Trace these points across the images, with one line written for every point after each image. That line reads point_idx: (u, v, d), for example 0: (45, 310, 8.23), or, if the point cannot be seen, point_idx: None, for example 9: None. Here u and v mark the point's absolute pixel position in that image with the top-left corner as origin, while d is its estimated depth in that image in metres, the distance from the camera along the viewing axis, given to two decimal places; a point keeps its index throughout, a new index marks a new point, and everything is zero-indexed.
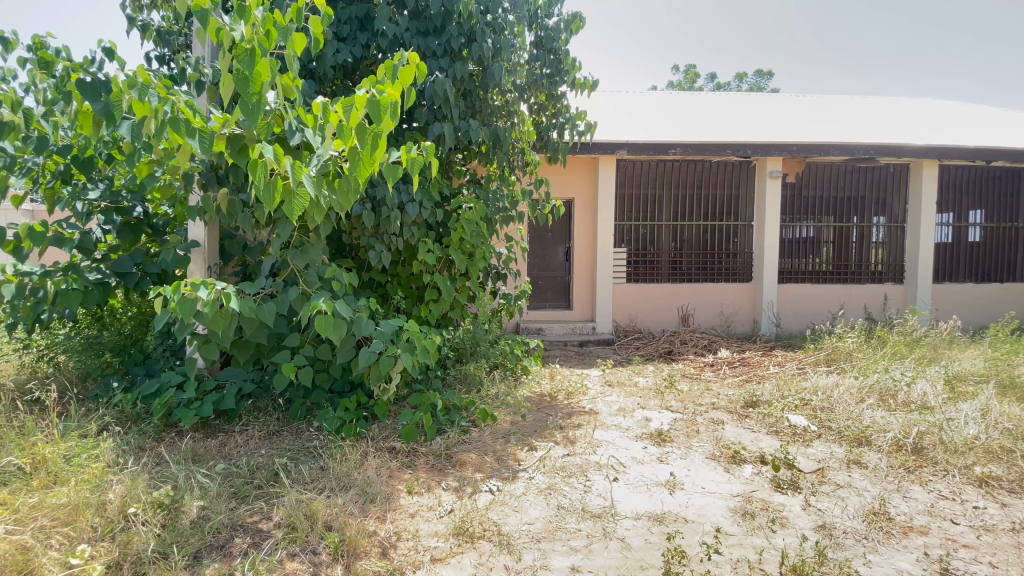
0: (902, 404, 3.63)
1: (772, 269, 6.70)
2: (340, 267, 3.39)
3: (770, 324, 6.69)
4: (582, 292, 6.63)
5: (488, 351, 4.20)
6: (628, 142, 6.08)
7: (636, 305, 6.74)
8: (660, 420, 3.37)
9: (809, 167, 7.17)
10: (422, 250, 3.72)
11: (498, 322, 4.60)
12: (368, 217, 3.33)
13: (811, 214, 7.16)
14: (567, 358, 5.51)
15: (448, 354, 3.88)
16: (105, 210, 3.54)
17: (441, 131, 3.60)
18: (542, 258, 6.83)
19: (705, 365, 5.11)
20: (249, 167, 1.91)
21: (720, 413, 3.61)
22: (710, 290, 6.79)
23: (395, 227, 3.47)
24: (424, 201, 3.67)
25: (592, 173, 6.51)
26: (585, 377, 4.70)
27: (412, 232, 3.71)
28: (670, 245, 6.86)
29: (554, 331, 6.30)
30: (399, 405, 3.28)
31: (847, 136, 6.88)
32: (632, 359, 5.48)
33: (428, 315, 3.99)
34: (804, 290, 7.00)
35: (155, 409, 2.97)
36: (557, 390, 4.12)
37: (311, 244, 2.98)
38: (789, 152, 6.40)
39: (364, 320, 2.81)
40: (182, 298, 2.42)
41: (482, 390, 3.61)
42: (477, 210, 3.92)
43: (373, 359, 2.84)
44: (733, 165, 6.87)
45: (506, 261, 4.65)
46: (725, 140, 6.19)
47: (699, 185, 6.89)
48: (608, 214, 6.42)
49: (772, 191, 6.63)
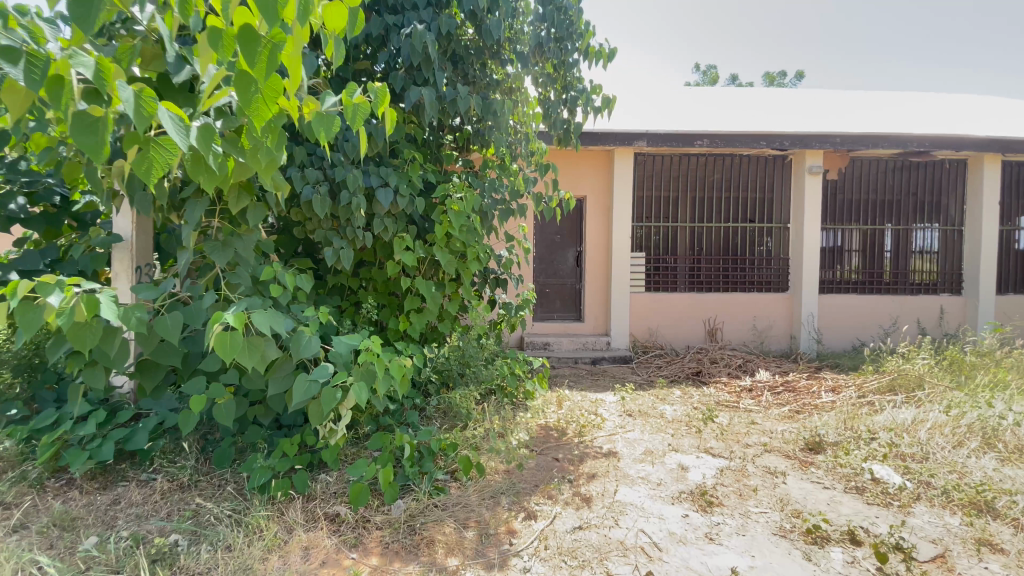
0: (1014, 451, 2.81)
1: (813, 277, 5.85)
2: (289, 268, 2.65)
3: (811, 341, 5.82)
4: (595, 303, 5.83)
5: (480, 372, 3.35)
6: (649, 132, 5.32)
7: (656, 318, 5.93)
8: (700, 470, 2.58)
9: (853, 163, 6.34)
10: (397, 249, 2.97)
11: (497, 336, 3.92)
12: (321, 202, 2.56)
13: (855, 216, 6.33)
14: (577, 380, 4.72)
15: (431, 377, 3.10)
16: (8, 193, 2.85)
17: (419, 98, 2.78)
18: (550, 262, 5.97)
19: (744, 392, 4.28)
20: (55, 92, 1.18)
21: (776, 459, 2.80)
22: (741, 300, 5.96)
23: (359, 217, 2.70)
24: (400, 186, 2.92)
25: (608, 167, 5.76)
26: (600, 405, 3.92)
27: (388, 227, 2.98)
28: (695, 249, 6.06)
29: (563, 346, 5.49)
30: (358, 447, 2.53)
31: (898, 127, 6.06)
32: (654, 381, 4.69)
33: (407, 329, 3.27)
34: (847, 302, 6.13)
35: (38, 451, 2.27)
36: (567, 423, 3.34)
37: (238, 236, 2.23)
38: (832, 143, 5.63)
39: (304, 338, 2.12)
40: (22, 306, 1.67)
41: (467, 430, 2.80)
42: (468, 199, 3.17)
43: (313, 392, 2.09)
44: (767, 160, 6.07)
45: (505, 264, 3.88)
46: (760, 130, 5.42)
47: (729, 182, 6.08)
48: (625, 215, 5.64)
49: (811, 189, 5.82)
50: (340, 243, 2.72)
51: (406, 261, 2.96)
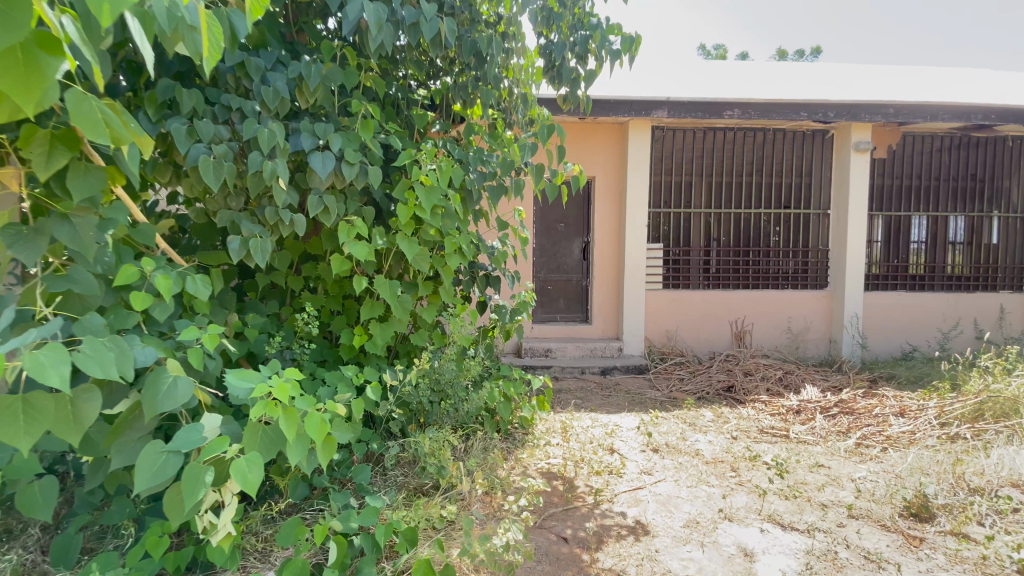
0: None
1: (858, 271, 5.02)
2: (179, 267, 1.83)
3: (853, 345, 5.01)
4: (605, 302, 4.99)
5: (460, 403, 2.45)
6: (670, 100, 4.47)
7: (676, 319, 5.10)
8: (774, 558, 1.79)
9: (906, 139, 5.43)
10: (344, 238, 2.14)
11: (487, 346, 3.15)
12: (209, 171, 1.70)
13: (908, 201, 5.42)
14: (586, 396, 3.93)
15: (394, 413, 2.25)
16: None
17: (361, 17, 1.92)
18: (553, 256, 5.13)
19: (791, 416, 3.47)
20: None
21: (870, 533, 2.01)
22: (774, 299, 5.14)
23: (277, 193, 1.85)
24: (346, 148, 2.09)
25: (620, 142, 4.91)
26: (615, 433, 3.12)
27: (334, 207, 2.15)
28: (720, 240, 5.21)
29: (568, 352, 4.68)
30: (274, 531, 1.73)
31: (957, 95, 5.19)
32: (678, 399, 3.88)
33: (364, 344, 2.46)
34: (896, 299, 5.25)
35: None
36: (576, 467, 2.54)
37: (53, 221, 1.37)
38: (884, 114, 4.79)
39: (161, 385, 1.31)
40: None
41: (437, 502, 1.97)
42: (443, 170, 2.32)
43: (170, 474, 1.29)
44: (804, 136, 5.21)
45: (496, 258, 3.05)
46: (802, 98, 4.58)
47: (762, 162, 5.22)
48: (640, 198, 4.80)
49: (857, 169, 4.98)
50: (252, 229, 1.87)
51: (355, 254, 2.15)
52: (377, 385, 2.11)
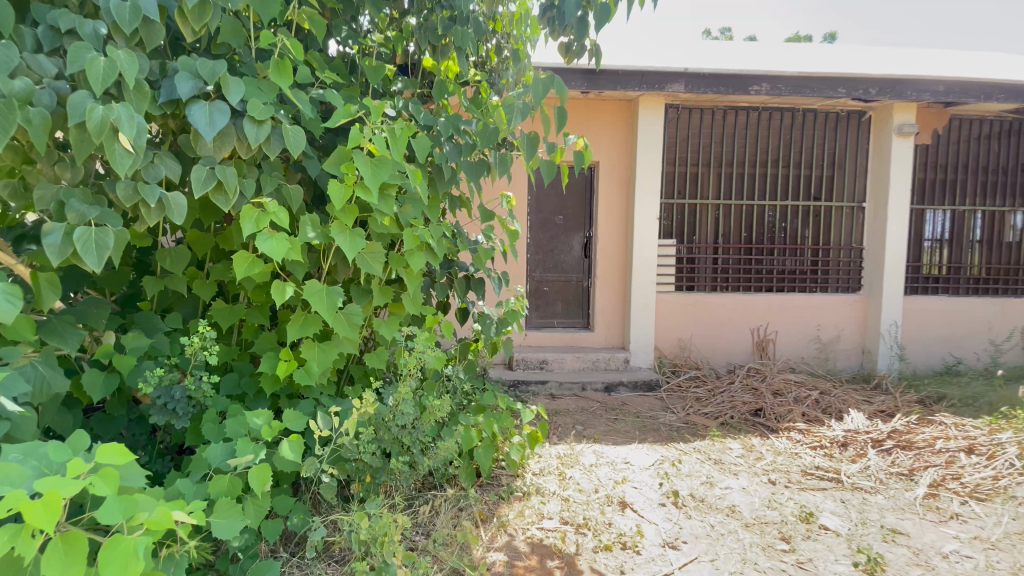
0: None
1: (898, 273, 4.39)
2: None
3: (891, 357, 4.39)
4: (609, 307, 4.37)
5: (422, 455, 1.82)
6: (689, 71, 3.82)
7: (690, 326, 4.46)
8: None
9: (952, 123, 4.78)
10: (246, 227, 1.50)
11: (466, 366, 2.51)
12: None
13: (952, 194, 4.78)
14: (589, 420, 3.31)
15: (326, 474, 1.62)
16: None
17: None
18: (550, 253, 4.47)
19: (837, 451, 2.86)
20: None
21: None
22: (802, 303, 4.50)
23: (121, 158, 1.22)
24: (249, 99, 1.45)
25: (629, 122, 4.25)
26: (627, 477, 2.50)
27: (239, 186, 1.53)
28: (741, 236, 4.56)
29: (566, 364, 4.05)
30: None
31: (1012, 72, 4.55)
32: (699, 424, 3.26)
33: (292, 373, 1.81)
34: (938, 305, 4.63)
35: None
36: (579, 539, 1.92)
37: None
38: (934, 92, 4.15)
39: None
40: None
41: None
42: (399, 135, 1.66)
43: None
44: (838, 118, 4.57)
45: (478, 256, 2.40)
46: (841, 71, 3.94)
47: (790, 147, 4.57)
48: (651, 186, 4.16)
49: (899, 155, 4.34)
50: (88, 212, 1.24)
51: (269, 253, 1.52)
52: (297, 438, 1.54)
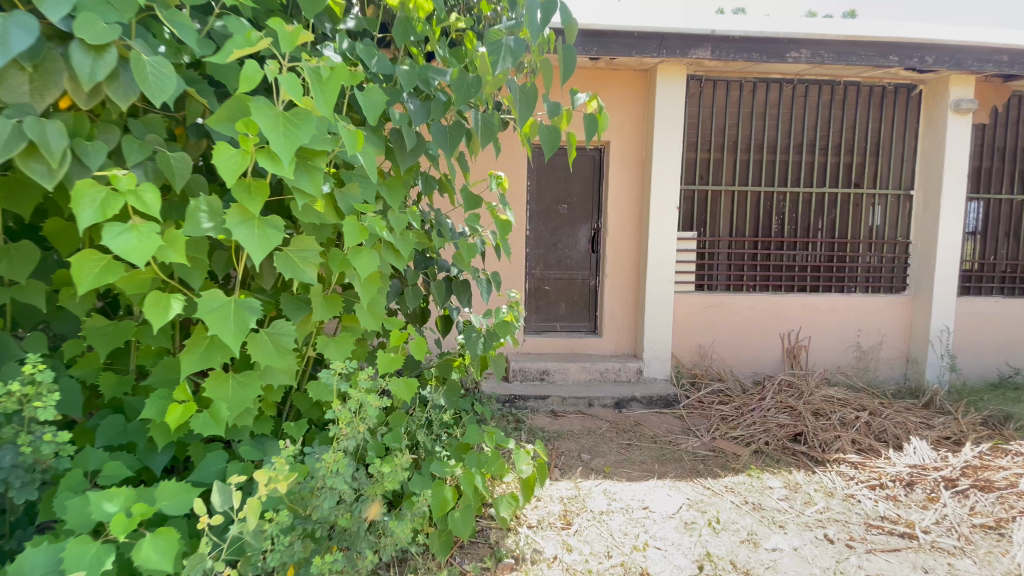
0: None
1: (950, 272, 3.84)
2: None
3: (941, 368, 3.86)
4: (619, 309, 3.85)
5: (369, 536, 1.30)
6: (717, 35, 3.25)
7: (711, 331, 3.93)
8: None
9: (1013, 100, 4.18)
10: (83, 214, 0.96)
11: (448, 391, 1.98)
12: None
13: (1011, 181, 4.20)
14: (598, 447, 2.79)
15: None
16: None
17: None
18: (553, 248, 3.93)
19: (903, 493, 2.34)
20: None
21: None
22: (839, 305, 3.96)
23: None
24: (80, 13, 0.92)
25: (645, 96, 3.69)
26: (647, 531, 1.99)
27: (78, 152, 1.00)
28: (771, 228, 3.99)
29: (570, 376, 3.54)
30: None
31: None
32: (729, 453, 2.73)
33: (191, 420, 1.28)
34: (992, 308, 4.09)
35: None
36: None
37: None
38: (999, 62, 3.57)
39: None
40: None
41: None
42: (328, 76, 1.12)
43: None
44: (883, 94, 3.99)
45: (461, 253, 1.86)
46: (894, 36, 3.36)
47: (829, 126, 3.99)
48: (670, 170, 3.61)
49: (955, 136, 3.78)
50: None
51: (123, 253, 0.98)
52: (169, 530, 1.02)
